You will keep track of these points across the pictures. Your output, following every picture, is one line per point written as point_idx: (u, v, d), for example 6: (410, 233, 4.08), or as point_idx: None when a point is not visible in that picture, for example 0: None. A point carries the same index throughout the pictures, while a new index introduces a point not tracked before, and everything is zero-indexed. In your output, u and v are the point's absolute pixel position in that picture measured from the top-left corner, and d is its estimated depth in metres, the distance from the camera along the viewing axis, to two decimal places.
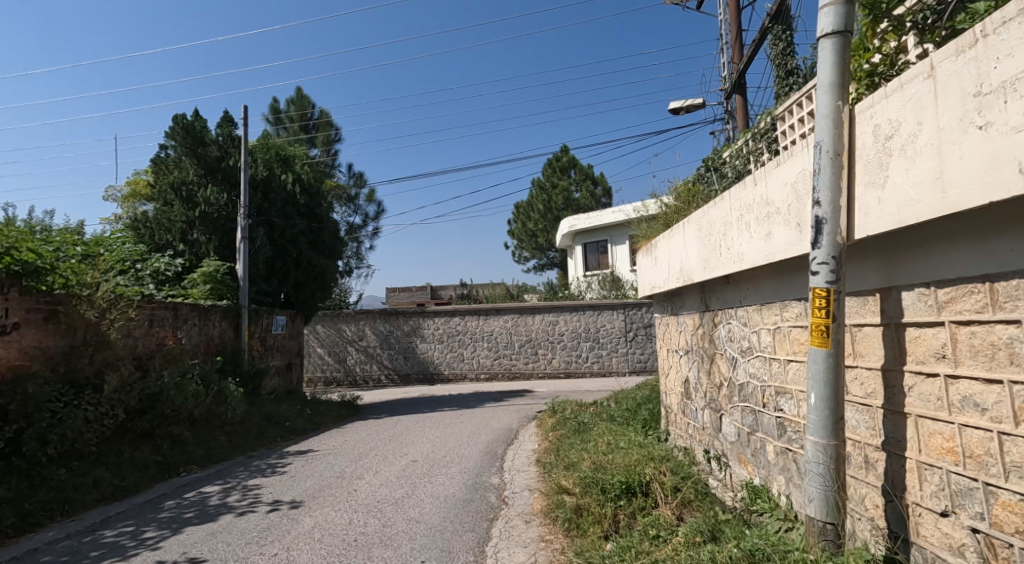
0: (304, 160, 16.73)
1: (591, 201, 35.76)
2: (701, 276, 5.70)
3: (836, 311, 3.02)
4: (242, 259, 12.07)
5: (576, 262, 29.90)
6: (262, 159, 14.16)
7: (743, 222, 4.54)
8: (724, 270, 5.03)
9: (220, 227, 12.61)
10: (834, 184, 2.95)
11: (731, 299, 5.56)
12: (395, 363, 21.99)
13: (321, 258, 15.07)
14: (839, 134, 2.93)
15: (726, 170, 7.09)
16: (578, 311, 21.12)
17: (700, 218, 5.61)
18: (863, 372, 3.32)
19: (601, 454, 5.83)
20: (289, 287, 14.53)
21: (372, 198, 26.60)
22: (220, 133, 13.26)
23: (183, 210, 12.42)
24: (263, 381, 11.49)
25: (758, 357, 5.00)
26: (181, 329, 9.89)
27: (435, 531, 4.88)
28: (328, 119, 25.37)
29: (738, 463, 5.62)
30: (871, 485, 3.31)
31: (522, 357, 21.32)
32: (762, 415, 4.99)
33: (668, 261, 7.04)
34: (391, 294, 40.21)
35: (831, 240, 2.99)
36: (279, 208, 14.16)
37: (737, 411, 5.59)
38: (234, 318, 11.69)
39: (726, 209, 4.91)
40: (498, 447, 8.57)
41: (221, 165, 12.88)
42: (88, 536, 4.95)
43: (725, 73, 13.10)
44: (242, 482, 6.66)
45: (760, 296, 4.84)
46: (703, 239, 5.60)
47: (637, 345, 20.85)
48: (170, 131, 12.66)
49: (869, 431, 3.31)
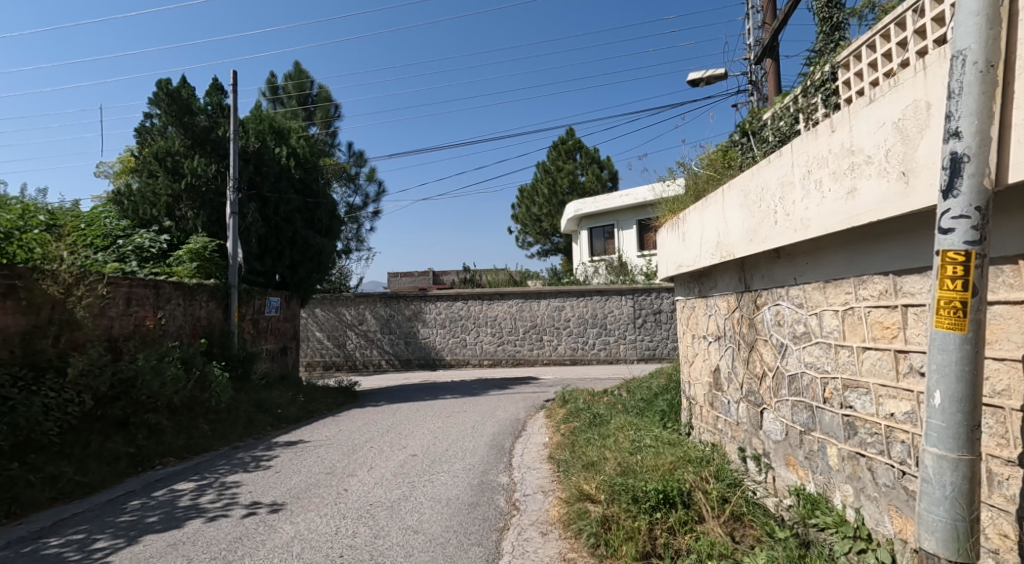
0: (300, 135, 15.91)
1: (597, 185, 34.93)
2: (746, 250, 4.95)
3: (979, 282, 2.25)
4: (232, 236, 11.38)
5: (582, 247, 29.06)
6: (255, 131, 13.38)
7: (809, 180, 3.79)
8: (780, 240, 4.28)
9: (208, 201, 11.84)
10: (983, 107, 2.21)
11: (782, 277, 4.82)
12: (395, 348, 21.30)
13: (317, 237, 14.33)
14: (995, 40, 2.18)
15: (767, 133, 6.31)
16: (585, 297, 20.33)
17: (747, 180, 4.83)
18: (988, 364, 2.56)
19: (626, 454, 5.09)
20: (284, 267, 13.77)
21: (372, 178, 25.77)
22: (209, 102, 12.53)
23: (168, 182, 11.62)
24: (255, 365, 10.78)
25: (817, 344, 4.27)
26: (162, 310, 9.17)
27: (436, 545, 4.13)
28: (327, 97, 24.52)
29: (785, 466, 4.90)
30: (997, 510, 2.56)
31: (526, 344, 20.60)
32: (821, 412, 4.26)
33: (699, 236, 6.29)
34: (392, 277, 39.48)
35: (975, 183, 2.23)
36: (272, 182, 13.35)
37: (785, 406, 4.86)
38: (223, 298, 10.97)
39: (785, 168, 4.13)
40: (505, 439, 7.85)
41: (210, 136, 12.09)
42: (30, 545, 4.21)
43: (752, 41, 12.24)
44: (220, 478, 5.94)
45: (824, 271, 4.10)
46: (748, 207, 4.85)
47: (646, 332, 20.01)
48: (153, 97, 11.85)
49: (995, 441, 2.56)
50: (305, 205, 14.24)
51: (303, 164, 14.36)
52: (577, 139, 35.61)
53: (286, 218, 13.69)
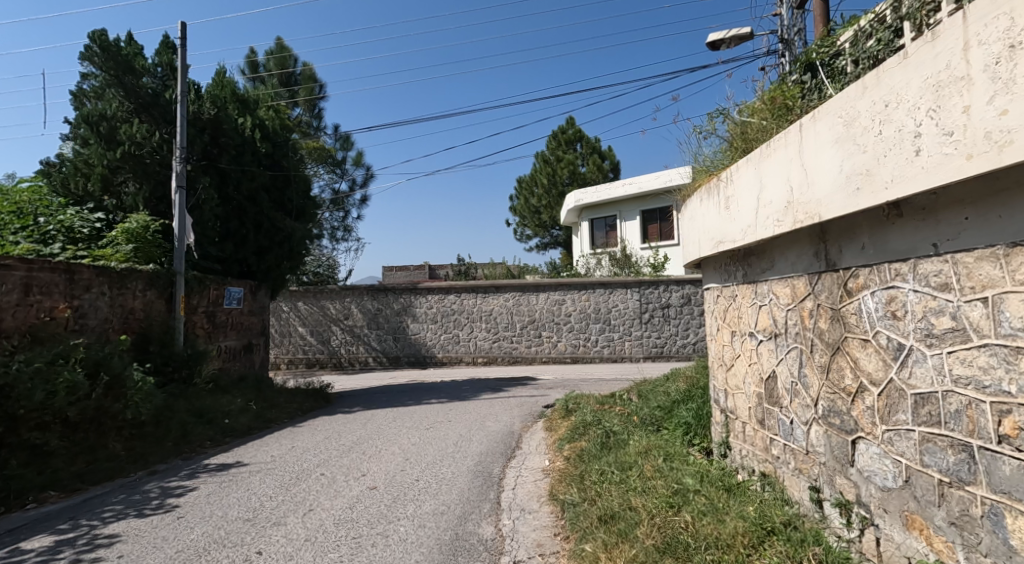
0: (268, 106, 14.25)
1: (599, 175, 33.25)
2: (843, 206, 3.36)
3: None
4: (179, 215, 9.79)
5: (582, 239, 27.37)
6: (211, 96, 11.73)
7: (1003, 68, 2.30)
8: (918, 184, 2.73)
9: (152, 173, 10.26)
10: None
11: (903, 245, 3.21)
12: (383, 344, 19.68)
13: (286, 220, 12.71)
14: None
15: (846, 62, 4.75)
16: (587, 290, 18.68)
17: (854, 97, 3.20)
18: None
19: (670, 513, 3.55)
20: (249, 253, 12.12)
21: (360, 163, 24.06)
22: (157, 62, 11.04)
23: (102, 151, 10.05)
24: (204, 366, 9.20)
25: (987, 349, 2.71)
26: (76, 300, 7.59)
27: None
28: (310, 74, 22.79)
29: (903, 527, 3.32)
30: None
31: (524, 340, 18.95)
32: (990, 457, 2.72)
33: (750, 199, 4.70)
34: (386, 270, 37.77)
35: None
36: (232, 155, 11.70)
37: (906, 440, 3.25)
38: (165, 287, 9.48)
39: (951, 54, 2.53)
40: (495, 463, 6.24)
41: (157, 100, 10.54)
42: None
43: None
44: (97, 526, 4.32)
45: (1004, 229, 2.60)
46: (848, 140, 3.26)
47: (654, 328, 18.31)
48: (86, 53, 10.20)
49: None
50: (274, 182, 12.61)
51: (272, 137, 12.72)
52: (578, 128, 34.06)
53: (251, 196, 12.09)
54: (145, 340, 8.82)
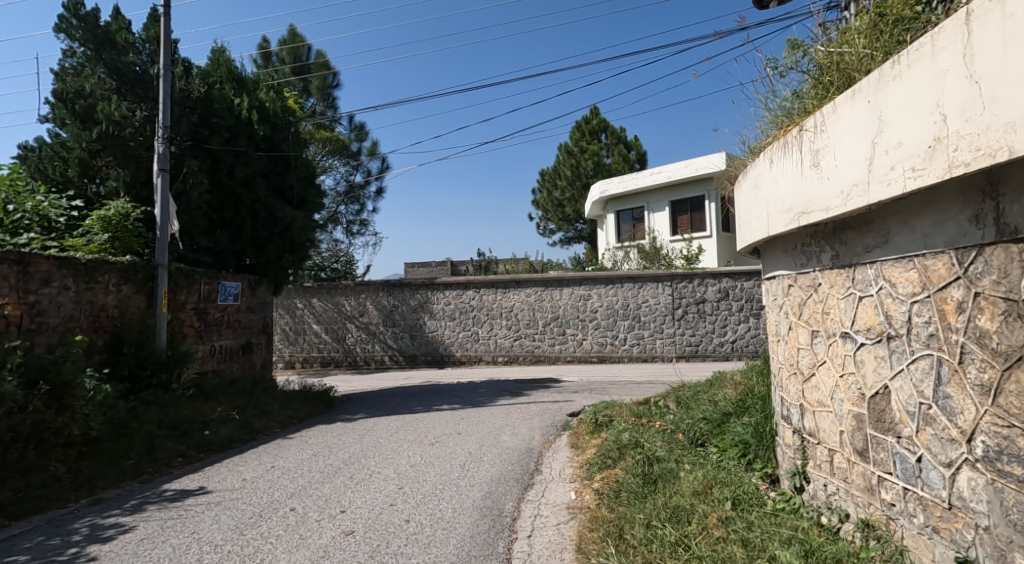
0: (270, 86, 13.16)
1: (625, 167, 31.77)
2: None
3: None
4: (161, 199, 8.79)
5: (606, 231, 25.95)
6: (205, 75, 10.82)
7: None
8: None
9: (134, 156, 9.38)
10: None
11: None
12: (399, 342, 18.59)
13: (285, 208, 11.55)
14: None
15: None
16: (615, 284, 17.37)
17: None
18: None
19: None
20: (245, 244, 11.09)
21: (375, 153, 23.02)
22: (145, 38, 10.26)
23: (78, 132, 9.21)
24: (185, 370, 8.18)
25: None
26: (33, 296, 6.71)
27: None
28: (323, 61, 21.74)
29: None
30: None
31: (547, 338, 17.71)
32: None
33: (854, 143, 3.42)
34: (408, 268, 36.83)
35: None
36: (224, 137, 10.68)
37: None
38: (145, 281, 8.50)
39: None
40: (507, 494, 5.02)
41: (142, 79, 9.80)
42: None
43: None
44: None
45: None
46: None
47: (687, 324, 16.89)
48: (61, 25, 9.40)
49: None
50: (271, 167, 11.53)
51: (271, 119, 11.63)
52: (602, 118, 32.67)
53: (247, 182, 11.05)
54: (119, 341, 7.83)
